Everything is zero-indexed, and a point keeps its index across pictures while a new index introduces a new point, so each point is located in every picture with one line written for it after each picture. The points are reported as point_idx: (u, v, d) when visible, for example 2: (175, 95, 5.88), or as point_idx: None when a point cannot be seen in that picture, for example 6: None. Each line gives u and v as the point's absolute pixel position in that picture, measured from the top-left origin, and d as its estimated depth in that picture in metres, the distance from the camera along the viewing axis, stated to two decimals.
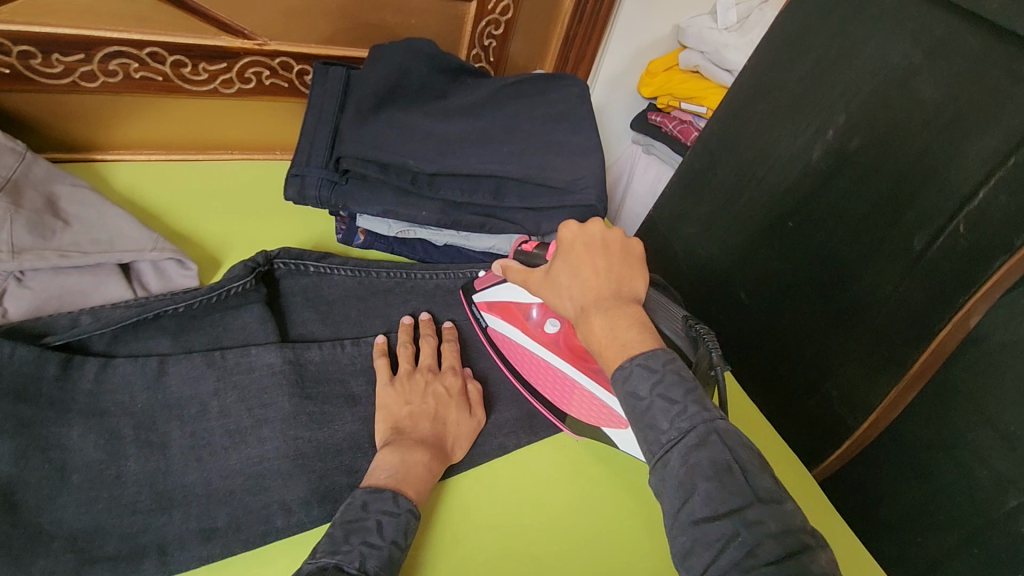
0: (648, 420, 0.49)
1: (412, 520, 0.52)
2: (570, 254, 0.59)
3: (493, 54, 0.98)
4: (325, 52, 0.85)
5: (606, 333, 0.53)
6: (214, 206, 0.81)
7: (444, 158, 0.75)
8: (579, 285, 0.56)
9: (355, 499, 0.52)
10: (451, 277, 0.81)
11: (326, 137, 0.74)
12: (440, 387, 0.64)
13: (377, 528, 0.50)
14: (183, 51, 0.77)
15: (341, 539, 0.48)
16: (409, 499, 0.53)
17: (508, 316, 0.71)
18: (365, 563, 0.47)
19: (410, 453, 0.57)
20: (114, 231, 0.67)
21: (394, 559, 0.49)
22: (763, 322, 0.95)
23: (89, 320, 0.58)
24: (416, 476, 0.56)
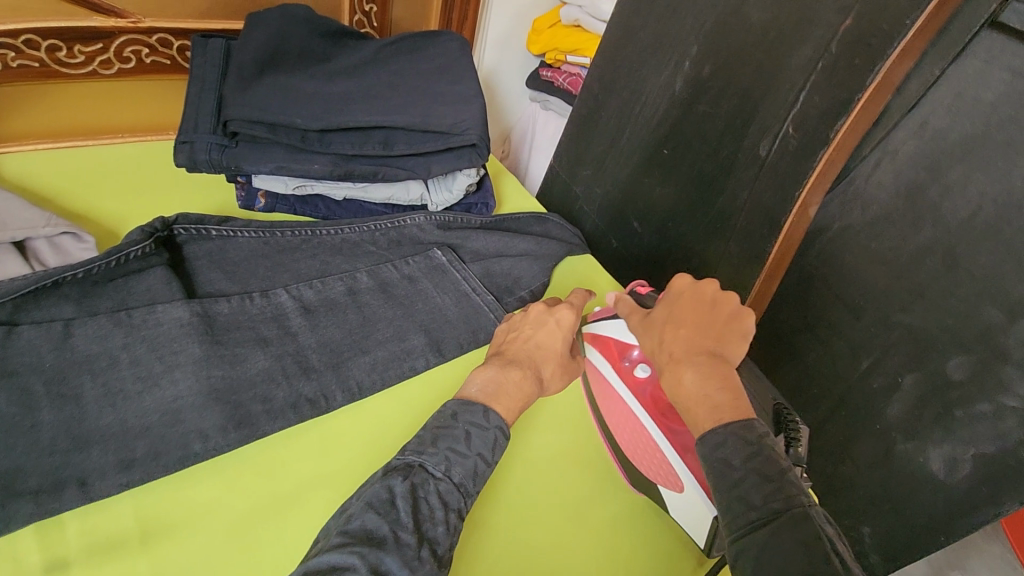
0: (731, 484, 0.53)
1: (499, 436, 0.60)
2: (674, 304, 0.66)
3: (376, 19, 1.02)
4: (204, 26, 0.87)
5: (695, 388, 0.59)
6: (109, 186, 0.82)
7: (331, 114, 0.79)
8: (678, 333, 0.64)
9: (449, 409, 0.61)
10: (356, 231, 0.85)
11: (211, 104, 0.77)
12: (553, 320, 0.72)
13: (465, 438, 0.58)
14: (57, 34, 0.78)
15: (431, 443, 0.58)
16: (498, 415, 0.61)
17: (607, 354, 0.73)
18: (449, 470, 0.56)
19: (507, 371, 0.66)
20: (4, 213, 0.68)
21: (477, 470, 0.57)
22: (654, 246, 1.04)
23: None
24: (505, 395, 0.63)
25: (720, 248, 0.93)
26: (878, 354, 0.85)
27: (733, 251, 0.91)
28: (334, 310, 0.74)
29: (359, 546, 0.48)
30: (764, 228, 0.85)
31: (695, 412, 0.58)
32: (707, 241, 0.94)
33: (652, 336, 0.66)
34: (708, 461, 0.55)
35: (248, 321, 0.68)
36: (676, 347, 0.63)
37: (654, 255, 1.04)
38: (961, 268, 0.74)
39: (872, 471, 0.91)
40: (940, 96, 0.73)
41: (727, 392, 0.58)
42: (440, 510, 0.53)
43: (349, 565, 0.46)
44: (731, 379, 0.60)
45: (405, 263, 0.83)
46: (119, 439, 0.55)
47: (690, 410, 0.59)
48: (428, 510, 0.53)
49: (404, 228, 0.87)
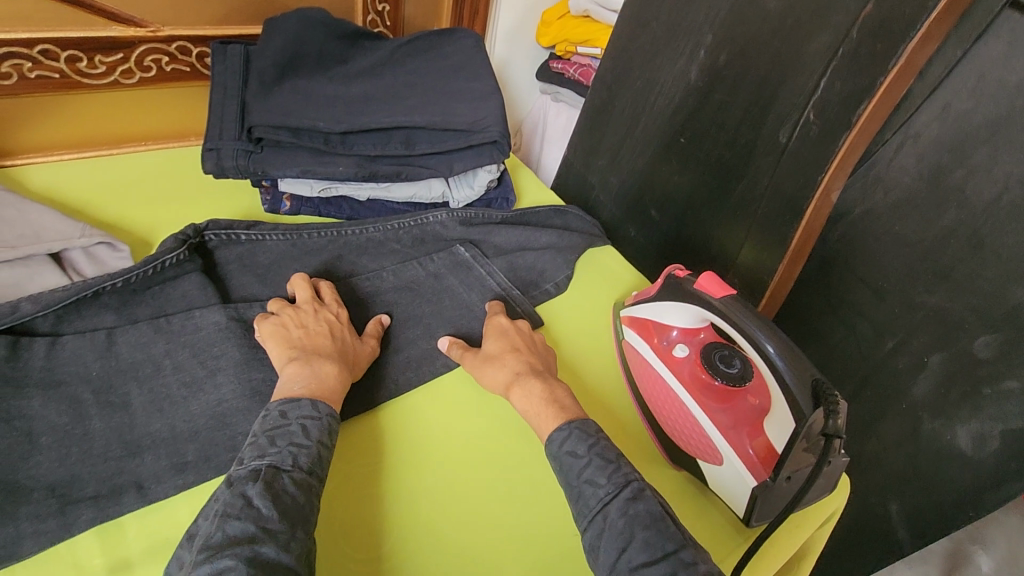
0: (574, 470, 0.59)
1: (333, 423, 0.60)
2: (506, 331, 0.74)
3: (389, 18, 1.02)
4: (221, 32, 0.88)
5: (528, 404, 0.66)
6: (135, 195, 0.83)
7: (354, 116, 0.80)
8: (516, 355, 0.71)
9: (272, 410, 0.58)
10: (380, 230, 0.85)
11: (234, 110, 0.77)
12: (333, 315, 0.69)
13: (301, 431, 0.57)
14: (77, 44, 0.78)
15: (268, 444, 0.55)
16: (327, 404, 0.60)
17: (644, 333, 0.75)
18: (298, 460, 0.54)
19: (320, 366, 0.63)
20: (38, 225, 0.69)
21: (322, 455, 0.57)
22: (673, 234, 1.05)
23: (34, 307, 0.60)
24: (328, 386, 0.62)
25: (741, 234, 0.93)
26: (902, 336, 0.86)
27: (755, 238, 0.91)
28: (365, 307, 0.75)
29: (231, 552, 0.46)
30: (787, 214, 0.86)
31: (543, 419, 0.64)
32: (727, 227, 0.95)
33: (480, 363, 0.71)
34: (558, 457, 0.61)
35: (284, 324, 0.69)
36: (514, 364, 0.69)
37: (673, 243, 1.05)
38: (986, 248, 0.75)
39: (898, 451, 0.91)
40: (964, 78, 0.73)
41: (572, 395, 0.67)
42: (302, 496, 0.52)
43: (229, 569, 0.44)
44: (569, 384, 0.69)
45: (433, 259, 0.84)
46: (173, 438, 0.58)
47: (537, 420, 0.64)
48: (291, 498, 0.51)
49: (428, 223, 0.87)
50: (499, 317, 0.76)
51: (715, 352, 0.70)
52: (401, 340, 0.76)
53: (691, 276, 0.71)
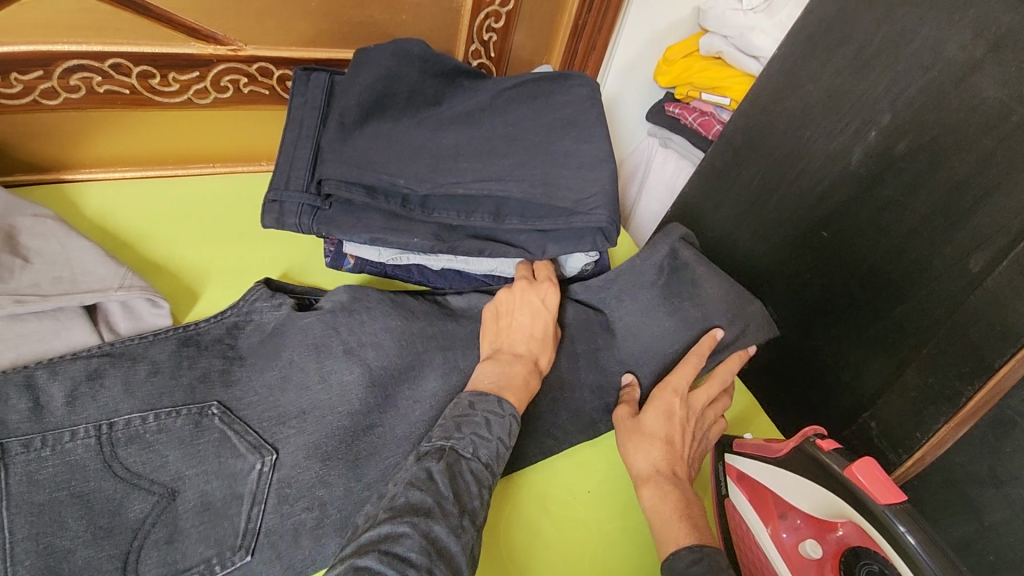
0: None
1: (513, 424, 0.56)
2: (673, 414, 0.62)
3: (494, 48, 0.89)
4: (308, 55, 0.78)
5: (658, 507, 0.57)
6: (190, 230, 0.75)
7: (437, 174, 0.68)
8: (667, 450, 0.60)
9: (462, 398, 0.56)
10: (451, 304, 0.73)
11: (306, 156, 0.67)
12: (537, 298, 0.67)
13: (485, 423, 0.54)
14: (154, 61, 0.71)
15: (453, 428, 0.53)
16: (511, 404, 0.57)
17: (761, 509, 0.60)
18: (477, 452, 0.52)
19: (509, 366, 0.61)
20: (78, 268, 0.62)
21: (499, 452, 0.54)
22: (794, 340, 0.87)
23: (56, 385, 0.54)
24: (514, 384, 0.59)
25: (901, 370, 0.74)
26: None
27: (914, 379, 0.72)
28: (420, 404, 0.62)
29: (408, 518, 0.45)
30: (966, 366, 0.67)
31: (668, 531, 0.55)
32: (871, 354, 0.77)
33: (629, 436, 0.62)
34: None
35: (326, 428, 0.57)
36: (659, 464, 0.60)
37: (792, 350, 0.87)
38: None
39: None
40: None
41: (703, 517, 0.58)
42: (473, 488, 0.50)
43: (404, 534, 0.44)
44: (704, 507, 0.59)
45: None
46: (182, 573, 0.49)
47: (663, 528, 0.56)
48: (465, 486, 0.50)
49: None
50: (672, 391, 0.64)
51: (858, 567, 0.51)
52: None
53: (835, 452, 0.54)
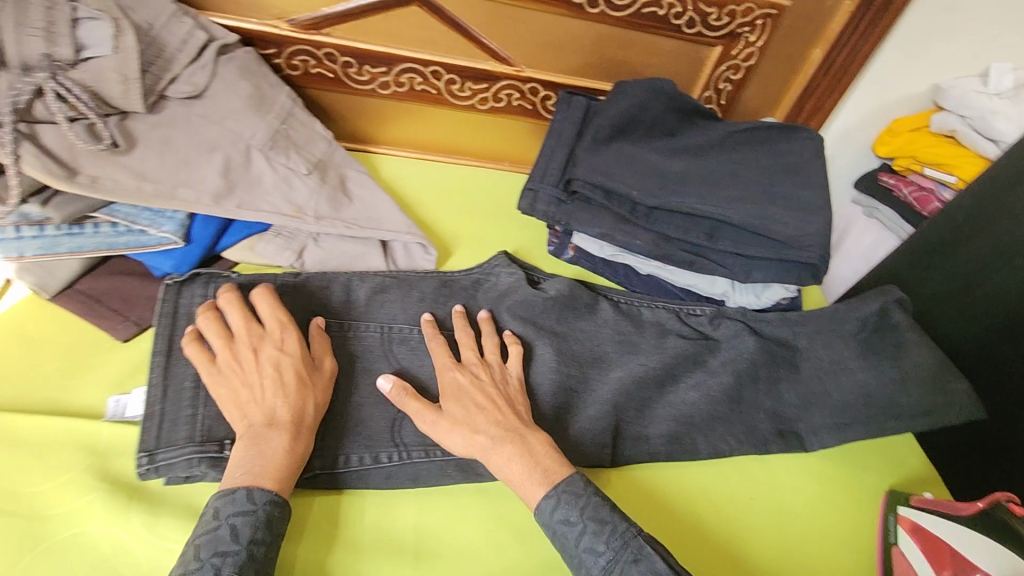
0: (572, 540, 0.56)
1: (273, 510, 0.53)
2: (466, 388, 0.64)
3: (726, 97, 0.99)
4: (572, 81, 0.94)
5: (510, 471, 0.59)
6: (451, 203, 0.94)
7: (668, 192, 0.78)
8: (487, 413, 0.62)
9: (207, 509, 0.52)
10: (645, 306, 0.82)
11: (561, 159, 0.82)
12: (267, 354, 0.58)
13: (230, 534, 0.50)
14: (458, 71, 0.91)
15: (191, 559, 0.49)
16: (267, 489, 0.53)
17: (932, 555, 0.63)
18: (218, 574, 0.48)
19: (263, 444, 0.54)
20: (383, 213, 0.82)
21: (253, 555, 0.51)
22: (988, 428, 0.83)
23: (360, 289, 0.73)
24: (270, 461, 0.54)
25: None
26: None
27: None
28: (608, 383, 0.73)
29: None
30: None
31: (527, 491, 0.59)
32: None
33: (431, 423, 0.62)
34: None
35: (539, 376, 0.71)
36: (488, 429, 0.60)
37: (984, 438, 0.84)
38: None
39: None
40: None
41: (552, 453, 0.61)
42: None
43: None
44: (549, 442, 0.62)
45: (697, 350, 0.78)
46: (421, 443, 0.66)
47: (521, 485, 0.59)
48: None
49: (688, 318, 0.81)
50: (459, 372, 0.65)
51: None
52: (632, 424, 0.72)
53: None
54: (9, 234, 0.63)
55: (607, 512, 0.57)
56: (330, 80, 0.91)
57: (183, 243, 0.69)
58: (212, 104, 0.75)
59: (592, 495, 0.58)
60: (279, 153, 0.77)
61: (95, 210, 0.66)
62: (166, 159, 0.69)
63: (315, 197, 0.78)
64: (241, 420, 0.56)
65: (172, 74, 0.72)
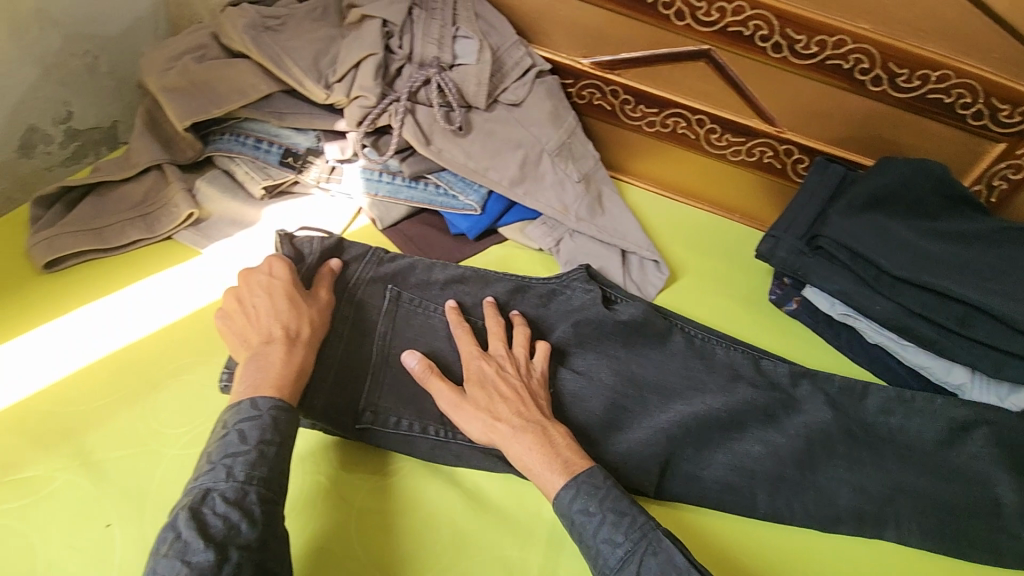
0: (591, 529, 0.60)
1: (278, 415, 0.60)
2: (483, 374, 0.69)
3: (997, 196, 0.94)
4: (832, 150, 0.97)
5: (529, 458, 0.64)
6: (682, 237, 1.02)
7: (919, 269, 0.79)
8: (496, 407, 0.67)
9: (218, 419, 0.60)
10: (723, 349, 0.82)
11: (809, 216, 0.87)
12: (261, 277, 0.68)
13: (237, 438, 0.57)
14: (721, 122, 1.00)
15: (206, 461, 0.56)
16: (270, 398, 0.60)
17: None
18: (231, 471, 0.55)
19: (265, 357, 0.63)
20: (628, 229, 0.93)
21: (262, 455, 0.57)
22: None
23: (439, 273, 0.79)
24: (276, 371, 0.62)
25: None
26: None
27: None
28: (658, 417, 0.76)
29: (165, 562, 0.49)
30: None
31: (544, 479, 0.63)
32: None
33: (451, 406, 0.68)
34: None
35: (596, 389, 0.76)
36: (510, 418, 0.66)
37: None
38: None
39: None
40: None
41: (571, 446, 0.66)
42: (231, 515, 0.53)
43: None
44: (566, 434, 0.67)
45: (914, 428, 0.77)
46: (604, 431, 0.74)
47: (538, 472, 0.64)
48: (213, 519, 0.52)
49: (765, 365, 0.81)
50: (475, 357, 0.71)
51: None
52: (825, 480, 0.74)
53: None
54: (375, 176, 0.86)
55: (626, 504, 0.61)
56: (606, 112, 1.06)
57: (479, 212, 0.88)
58: (525, 113, 0.93)
59: (612, 488, 0.62)
60: (561, 161, 0.93)
61: (430, 172, 0.88)
62: (486, 147, 0.89)
63: (579, 202, 0.92)
64: (244, 341, 0.64)
65: (504, 85, 0.92)
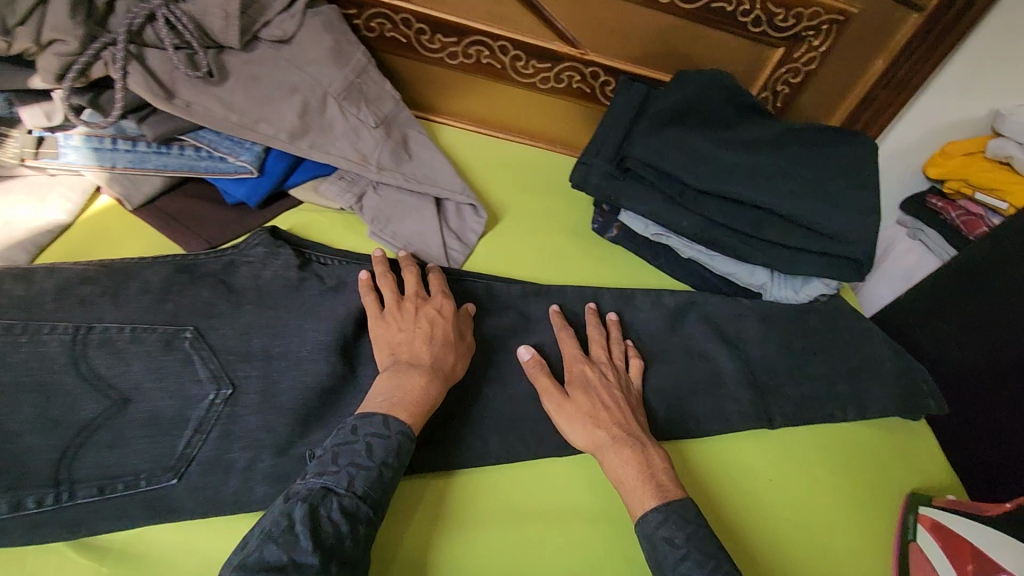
0: (670, 559, 0.59)
1: (402, 442, 0.57)
2: (603, 398, 0.68)
3: (781, 100, 1.00)
4: (633, 69, 0.96)
5: (624, 473, 0.63)
6: (502, 175, 0.97)
7: (718, 179, 0.80)
8: (594, 424, 0.66)
9: (346, 424, 0.58)
10: (449, 286, 0.76)
11: (616, 138, 0.85)
12: (428, 313, 0.66)
13: (365, 450, 0.56)
14: (524, 47, 0.94)
15: (329, 462, 0.55)
16: (401, 422, 0.58)
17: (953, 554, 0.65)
18: (352, 482, 0.54)
19: (404, 378, 0.61)
20: (440, 173, 0.85)
21: (380, 478, 0.55)
22: (1013, 451, 0.82)
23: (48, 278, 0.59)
24: (412, 399, 0.60)
25: None
26: None
27: None
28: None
29: (272, 549, 0.49)
30: None
31: (635, 495, 0.62)
32: None
33: (557, 407, 0.67)
34: (668, 542, 0.59)
35: (311, 353, 0.63)
36: (611, 428, 0.66)
37: (1006, 458, 0.82)
38: None
39: None
40: None
41: (666, 472, 0.64)
42: (342, 525, 0.52)
43: None
44: (661, 456, 0.66)
45: (730, 334, 0.82)
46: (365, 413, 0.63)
47: (629, 490, 0.63)
48: (327, 525, 0.51)
49: (497, 290, 0.79)
50: (581, 363, 0.70)
51: None
52: None
53: None
54: (106, 145, 0.70)
55: (714, 547, 0.59)
56: (403, 45, 0.95)
57: (256, 174, 0.74)
58: (297, 50, 0.79)
59: (699, 526, 0.60)
60: (351, 104, 0.81)
61: (184, 133, 0.72)
62: (251, 94, 0.74)
63: (379, 148, 0.81)
64: (389, 355, 0.63)
65: (266, 18, 0.77)
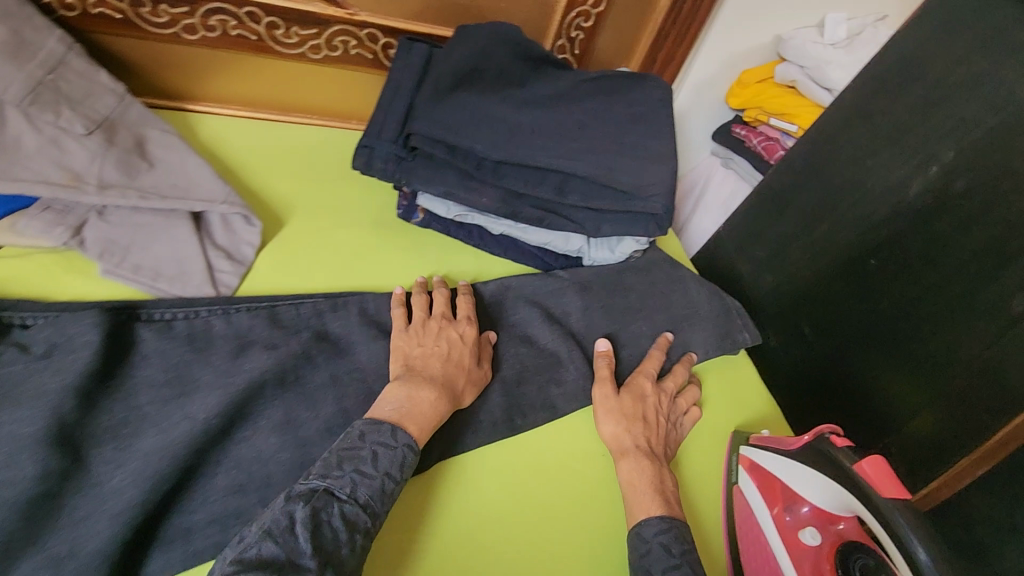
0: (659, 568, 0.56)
1: (409, 456, 0.55)
2: (643, 397, 0.70)
3: (579, 46, 0.95)
4: (413, 28, 0.85)
5: (632, 473, 0.64)
6: (286, 167, 0.83)
7: (513, 145, 0.73)
8: (634, 424, 0.67)
9: (354, 429, 0.55)
10: (218, 322, 0.62)
11: (399, 111, 0.74)
12: (455, 334, 0.66)
13: (371, 458, 0.53)
14: (278, 12, 0.79)
15: (335, 465, 0.52)
16: (408, 435, 0.56)
17: (767, 495, 0.63)
18: (356, 491, 0.51)
19: (418, 390, 0.60)
20: (193, 179, 0.69)
21: (385, 489, 0.53)
22: (819, 362, 0.87)
23: None
24: (419, 412, 0.59)
25: (907, 389, 0.77)
26: None
27: (915, 399, 0.77)
28: (124, 468, 0.51)
29: (272, 546, 0.46)
30: (996, 401, 0.70)
31: (638, 499, 0.61)
32: (885, 377, 0.79)
33: (594, 395, 0.70)
34: (649, 543, 0.57)
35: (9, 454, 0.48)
36: (635, 434, 0.67)
37: (815, 369, 0.88)
38: None
39: None
40: None
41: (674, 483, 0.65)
42: (342, 532, 0.49)
43: None
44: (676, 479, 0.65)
45: (553, 309, 0.78)
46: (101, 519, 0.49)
47: (634, 492, 0.62)
48: (329, 534, 0.48)
49: (281, 316, 0.65)
50: (646, 379, 0.72)
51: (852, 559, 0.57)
52: None
53: (848, 449, 0.59)
54: None
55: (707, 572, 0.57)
56: (116, 22, 0.75)
57: None
58: None
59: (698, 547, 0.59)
60: (42, 110, 0.63)
61: None
62: None
63: (96, 163, 0.64)
64: (404, 360, 0.63)
65: None
